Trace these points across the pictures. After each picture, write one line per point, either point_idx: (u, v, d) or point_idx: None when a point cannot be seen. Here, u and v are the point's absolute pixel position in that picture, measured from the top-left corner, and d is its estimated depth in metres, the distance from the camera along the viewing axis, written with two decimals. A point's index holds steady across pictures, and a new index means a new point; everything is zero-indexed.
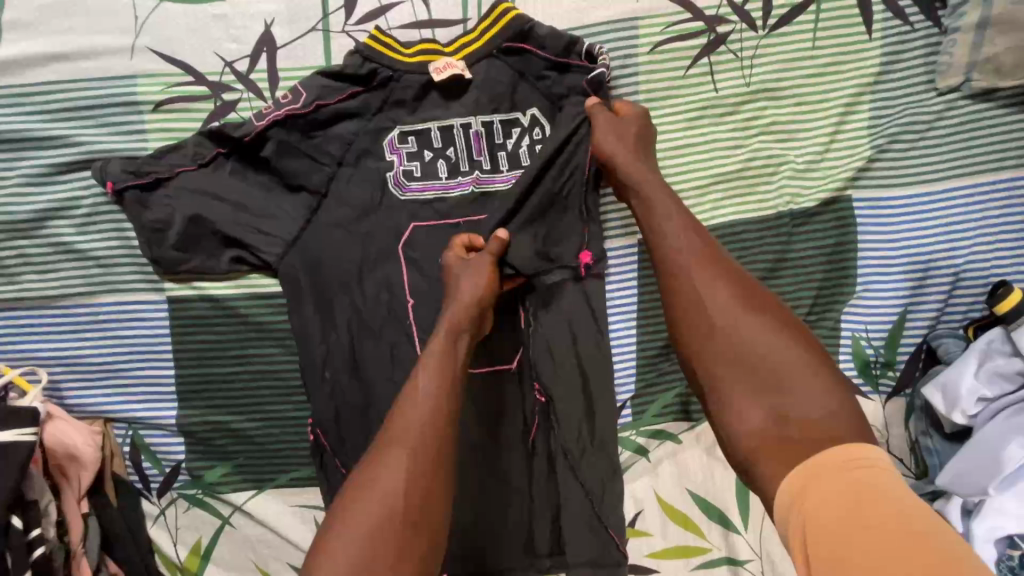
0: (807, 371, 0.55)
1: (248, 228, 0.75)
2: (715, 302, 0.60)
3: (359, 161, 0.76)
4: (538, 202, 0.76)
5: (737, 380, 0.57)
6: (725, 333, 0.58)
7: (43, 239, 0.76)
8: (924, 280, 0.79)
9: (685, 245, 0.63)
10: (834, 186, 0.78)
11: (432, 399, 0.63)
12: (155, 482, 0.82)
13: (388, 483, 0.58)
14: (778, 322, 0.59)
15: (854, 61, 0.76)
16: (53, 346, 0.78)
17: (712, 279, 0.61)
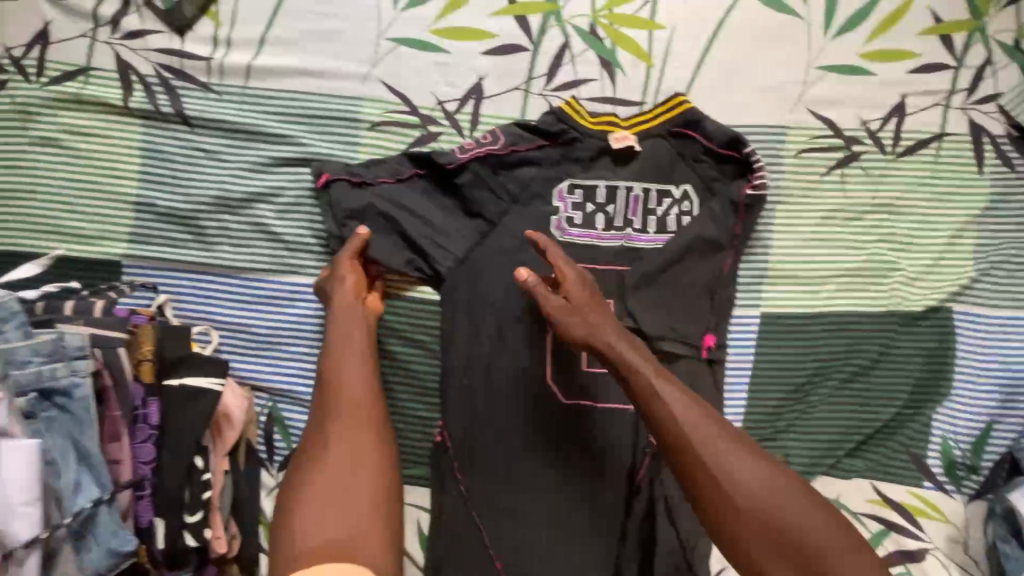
0: (813, 521, 0.63)
1: (428, 241, 0.85)
2: (726, 473, 0.66)
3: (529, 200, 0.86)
4: (679, 276, 0.86)
5: (764, 546, 0.63)
6: (743, 501, 0.64)
7: (245, 218, 0.86)
8: (1012, 396, 0.88)
9: (686, 414, 0.69)
10: (939, 296, 0.88)
11: (360, 376, 0.76)
12: (280, 454, 0.87)
13: (342, 453, 0.71)
14: (774, 482, 0.65)
15: (966, 194, 0.89)
16: (227, 312, 0.86)
17: (714, 446, 0.67)
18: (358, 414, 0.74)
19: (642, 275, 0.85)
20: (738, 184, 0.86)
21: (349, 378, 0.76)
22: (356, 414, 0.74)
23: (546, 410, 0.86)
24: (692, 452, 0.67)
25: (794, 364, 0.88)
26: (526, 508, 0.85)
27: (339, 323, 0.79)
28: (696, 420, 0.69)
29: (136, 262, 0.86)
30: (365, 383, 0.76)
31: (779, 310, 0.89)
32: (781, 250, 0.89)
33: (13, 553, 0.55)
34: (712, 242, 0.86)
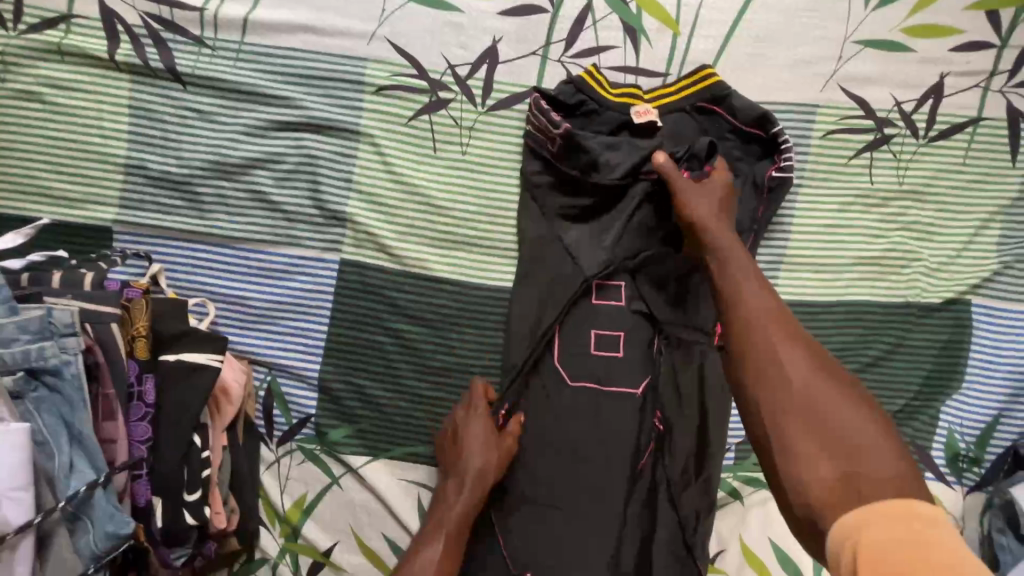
0: (869, 429, 0.48)
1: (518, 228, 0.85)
2: (783, 359, 0.54)
3: (615, 157, 0.81)
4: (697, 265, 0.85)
5: (798, 432, 0.50)
6: (787, 385, 0.52)
7: (242, 184, 0.82)
8: (1020, 392, 0.87)
9: (759, 307, 0.58)
10: (958, 289, 0.86)
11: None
12: (279, 430, 0.86)
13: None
14: (840, 386, 0.51)
15: (996, 183, 0.85)
16: (223, 283, 0.83)
17: (781, 336, 0.55)
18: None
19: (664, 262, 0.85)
20: (761, 166, 0.83)
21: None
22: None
23: (557, 397, 0.84)
24: (749, 338, 0.56)
25: None
26: (533, 492, 0.84)
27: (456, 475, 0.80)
28: (769, 314, 0.58)
29: (126, 228, 0.82)
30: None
31: (795, 297, 0.86)
32: (802, 235, 0.85)
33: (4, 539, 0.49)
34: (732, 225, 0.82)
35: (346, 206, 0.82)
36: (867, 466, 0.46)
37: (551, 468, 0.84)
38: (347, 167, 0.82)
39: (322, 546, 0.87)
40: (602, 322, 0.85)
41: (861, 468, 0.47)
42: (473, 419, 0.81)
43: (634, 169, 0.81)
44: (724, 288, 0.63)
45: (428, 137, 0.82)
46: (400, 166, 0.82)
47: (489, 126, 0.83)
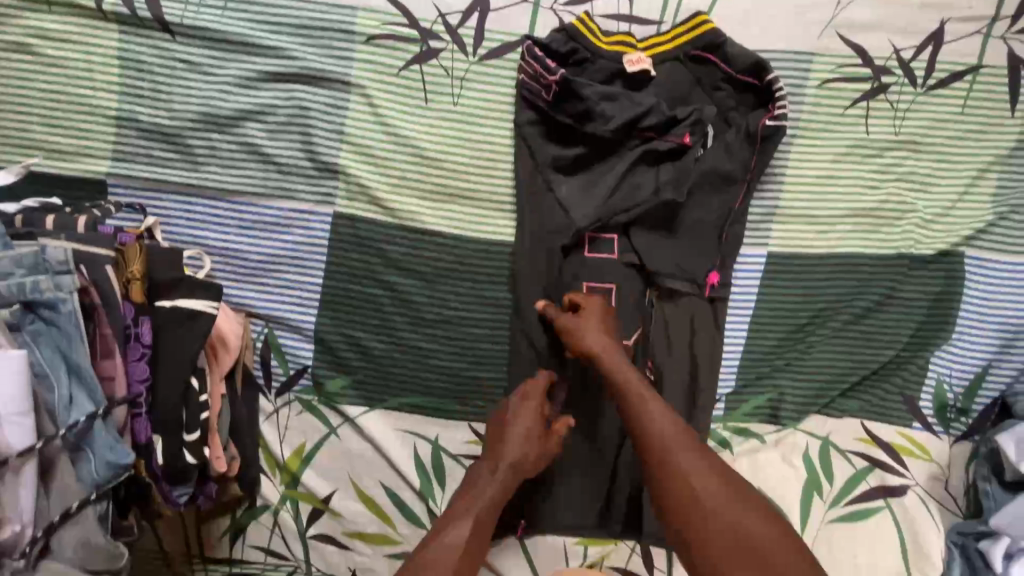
0: (760, 512, 0.64)
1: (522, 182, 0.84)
2: (685, 465, 0.66)
3: (611, 109, 0.80)
4: (691, 216, 0.84)
5: (717, 538, 0.62)
6: (706, 514, 0.63)
7: (234, 136, 0.82)
8: (1011, 343, 0.87)
9: (660, 417, 0.70)
10: (952, 240, 0.86)
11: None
12: (277, 381, 0.88)
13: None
14: (730, 486, 0.65)
15: (994, 132, 0.84)
16: (219, 236, 0.84)
17: (685, 457, 0.67)
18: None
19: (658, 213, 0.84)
20: (756, 114, 0.81)
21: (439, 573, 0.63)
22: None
23: (556, 351, 0.86)
24: (667, 466, 0.66)
25: (798, 304, 0.87)
26: None
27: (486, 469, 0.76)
28: (674, 439, 0.68)
29: (120, 180, 0.82)
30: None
31: (787, 249, 0.86)
32: (795, 187, 0.85)
33: (6, 462, 0.50)
34: (724, 176, 0.82)
35: (338, 158, 0.82)
36: (770, 552, 0.61)
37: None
38: (339, 118, 0.82)
39: (321, 494, 0.89)
40: (594, 275, 0.85)
41: None
42: (522, 412, 0.78)
43: (628, 122, 0.80)
44: (626, 384, 0.73)
45: (419, 88, 0.82)
46: (391, 117, 0.82)
47: (481, 76, 0.82)
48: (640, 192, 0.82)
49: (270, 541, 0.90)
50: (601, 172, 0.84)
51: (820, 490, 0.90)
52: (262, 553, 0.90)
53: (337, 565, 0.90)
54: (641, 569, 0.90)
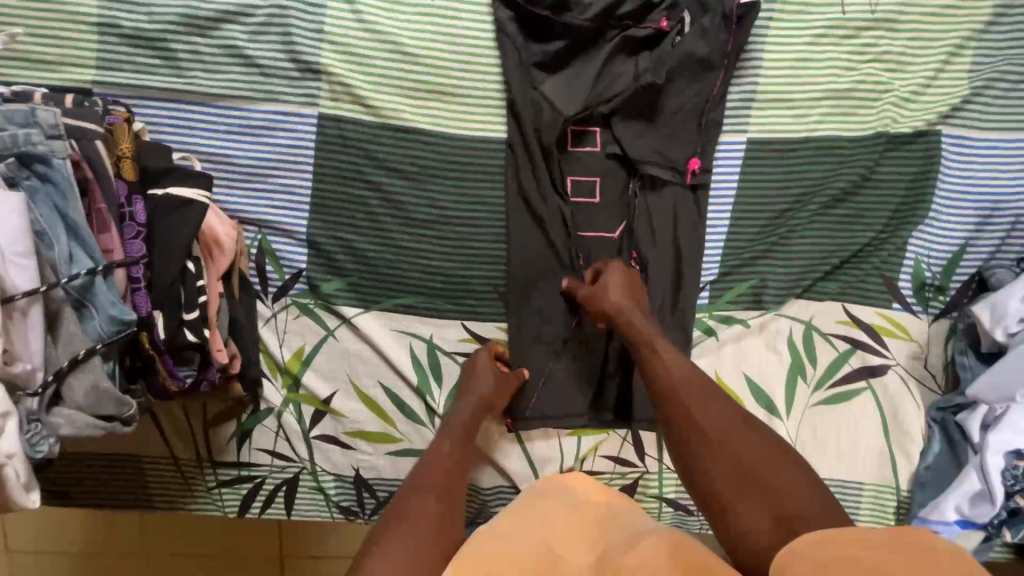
0: (776, 457, 0.67)
1: (509, 88, 0.85)
2: (702, 409, 0.72)
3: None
4: (672, 103, 0.86)
5: (726, 469, 0.67)
6: (716, 448, 0.68)
7: (216, 39, 0.83)
8: (987, 219, 0.89)
9: (682, 368, 0.77)
10: (928, 119, 0.87)
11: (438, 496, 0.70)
12: (273, 287, 0.90)
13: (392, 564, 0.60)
14: (747, 428, 0.69)
15: (969, 6, 0.85)
16: (207, 142, 0.85)
17: (703, 401, 0.72)
18: (426, 524, 0.65)
19: (641, 106, 0.86)
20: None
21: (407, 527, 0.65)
22: (429, 532, 0.65)
23: (545, 252, 0.90)
24: (685, 407, 0.73)
25: (778, 189, 0.88)
26: (523, 345, 0.92)
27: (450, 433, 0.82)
28: (694, 386, 0.74)
29: (107, 89, 0.83)
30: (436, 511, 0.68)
31: (766, 135, 0.88)
32: (772, 71, 0.86)
33: (11, 300, 0.54)
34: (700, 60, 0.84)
35: (319, 58, 0.83)
36: (778, 485, 0.64)
37: (544, 322, 0.91)
38: (320, 17, 0.83)
39: (322, 395, 0.92)
40: (578, 169, 0.89)
41: (788, 514, 0.61)
42: (480, 364, 0.88)
43: (606, 10, 0.82)
44: (647, 340, 0.80)
45: None
46: (370, 14, 0.83)
47: None
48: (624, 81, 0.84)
49: (276, 443, 0.93)
50: (581, 63, 0.85)
51: (803, 373, 0.93)
52: (268, 456, 0.94)
53: (342, 464, 0.94)
54: (633, 455, 0.94)
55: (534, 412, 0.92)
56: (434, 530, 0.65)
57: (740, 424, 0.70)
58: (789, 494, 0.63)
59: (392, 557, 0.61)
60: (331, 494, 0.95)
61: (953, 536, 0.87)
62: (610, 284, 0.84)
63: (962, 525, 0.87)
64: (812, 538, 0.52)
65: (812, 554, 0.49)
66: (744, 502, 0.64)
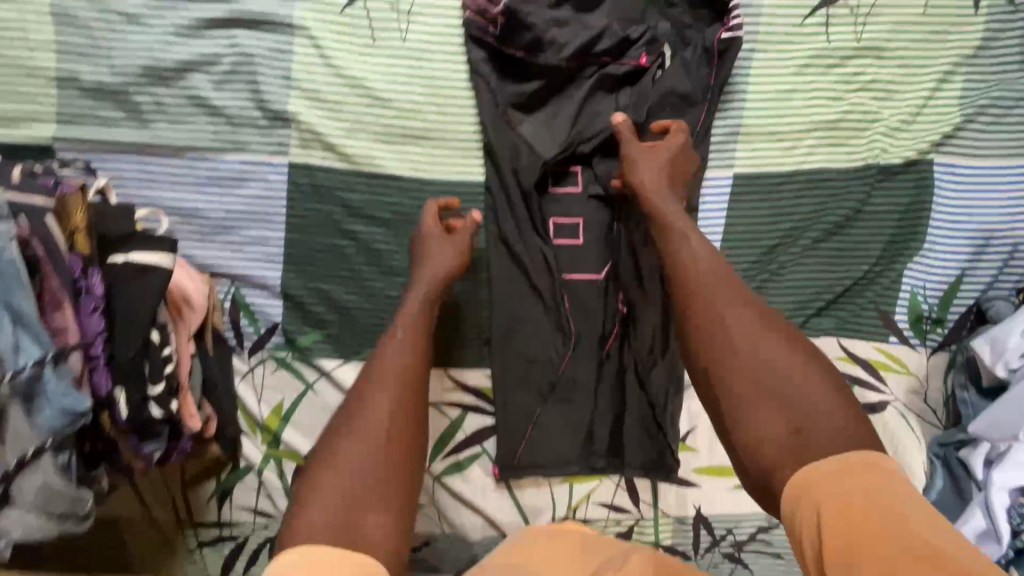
0: (805, 368, 0.58)
1: (489, 132, 0.82)
2: (729, 309, 0.62)
3: (561, 35, 0.80)
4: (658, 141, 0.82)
5: (745, 371, 0.59)
6: (735, 352, 0.60)
7: (179, 89, 0.79)
8: (983, 249, 0.87)
9: (705, 255, 0.66)
10: (920, 148, 0.84)
11: (391, 400, 0.64)
12: (248, 340, 0.87)
13: (325, 502, 0.56)
14: (777, 331, 0.60)
15: (958, 31, 0.82)
16: (174, 195, 0.82)
17: (732, 309, 0.62)
18: (370, 445, 0.60)
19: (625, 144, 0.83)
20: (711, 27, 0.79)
21: (350, 469, 0.59)
22: (371, 456, 0.60)
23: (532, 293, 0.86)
24: (704, 313, 0.63)
25: (767, 224, 0.86)
26: (509, 391, 0.88)
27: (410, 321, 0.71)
28: (719, 287, 0.64)
29: (67, 144, 0.80)
30: (382, 415, 0.62)
31: (753, 170, 0.85)
32: (757, 104, 0.83)
33: None
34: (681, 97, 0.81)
35: (288, 105, 0.80)
36: (800, 393, 0.56)
37: (530, 364, 0.88)
38: (285, 63, 0.79)
39: (302, 450, 0.89)
40: (560, 210, 0.86)
41: (812, 424, 0.55)
42: (432, 241, 0.78)
43: (582, 48, 0.80)
44: (670, 221, 0.71)
45: (366, 26, 0.80)
46: (338, 59, 0.80)
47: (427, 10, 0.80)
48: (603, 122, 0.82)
49: (258, 500, 0.90)
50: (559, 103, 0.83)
51: None
52: (250, 513, 0.90)
53: None
54: (628, 501, 0.91)
55: (522, 459, 0.89)
56: (382, 452, 0.60)
57: (771, 327, 0.60)
58: (813, 408, 0.56)
59: (329, 491, 0.57)
60: None
61: None
62: (655, 150, 0.77)
63: None
64: (829, 462, 0.52)
65: (827, 489, 0.50)
66: (763, 408, 0.57)
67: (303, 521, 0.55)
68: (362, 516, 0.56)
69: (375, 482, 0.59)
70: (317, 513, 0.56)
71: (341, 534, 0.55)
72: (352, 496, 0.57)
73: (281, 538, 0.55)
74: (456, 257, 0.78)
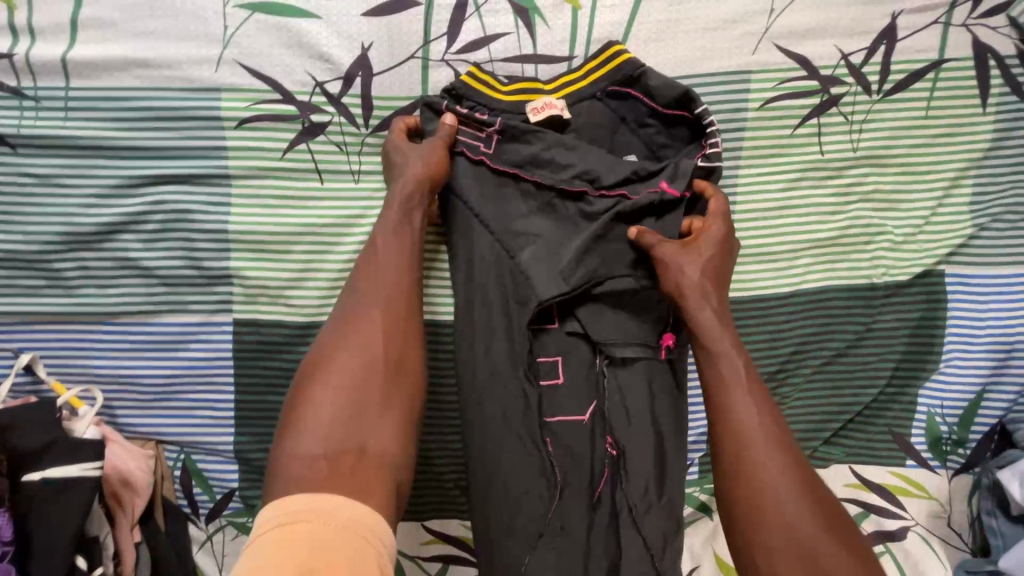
0: (844, 549, 0.53)
1: (471, 263, 0.74)
2: (772, 466, 0.56)
3: (562, 157, 0.72)
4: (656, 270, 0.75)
5: (781, 540, 0.53)
6: (783, 529, 0.54)
7: (105, 252, 0.72)
8: (1004, 363, 0.79)
9: (759, 427, 0.58)
10: (929, 261, 0.76)
11: (381, 323, 0.64)
12: (204, 508, 0.79)
13: (317, 438, 0.57)
14: (816, 495, 0.55)
15: (965, 133, 0.74)
16: (108, 364, 0.74)
17: (775, 465, 0.56)
18: (352, 386, 0.60)
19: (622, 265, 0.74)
20: (692, 149, 0.72)
21: (345, 361, 0.61)
22: (361, 369, 0.61)
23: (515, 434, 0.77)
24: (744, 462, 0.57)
25: (764, 351, 0.78)
26: (497, 542, 0.77)
27: (399, 214, 0.68)
28: (766, 439, 0.58)
29: None
30: (368, 343, 0.62)
31: (746, 294, 0.77)
32: (746, 224, 0.76)
33: None
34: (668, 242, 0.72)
35: (228, 262, 0.73)
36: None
37: (515, 514, 0.76)
38: (221, 217, 0.71)
39: None
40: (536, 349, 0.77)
41: None
42: (392, 146, 0.70)
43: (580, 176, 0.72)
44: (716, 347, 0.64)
45: (309, 170, 0.72)
46: (280, 207, 0.72)
47: (377, 148, 0.72)
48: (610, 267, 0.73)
49: None
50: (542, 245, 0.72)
51: None
52: None
53: None
54: None
55: None
56: (370, 356, 0.62)
57: (813, 497, 0.55)
58: None
59: (315, 428, 0.58)
60: None
61: None
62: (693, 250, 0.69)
63: None
64: None
65: None
66: None
67: (288, 470, 0.55)
68: (354, 444, 0.58)
69: (367, 406, 0.60)
70: (313, 443, 0.57)
71: (339, 448, 0.57)
72: (356, 384, 0.61)
73: (278, 443, 0.58)
74: (429, 169, 0.69)
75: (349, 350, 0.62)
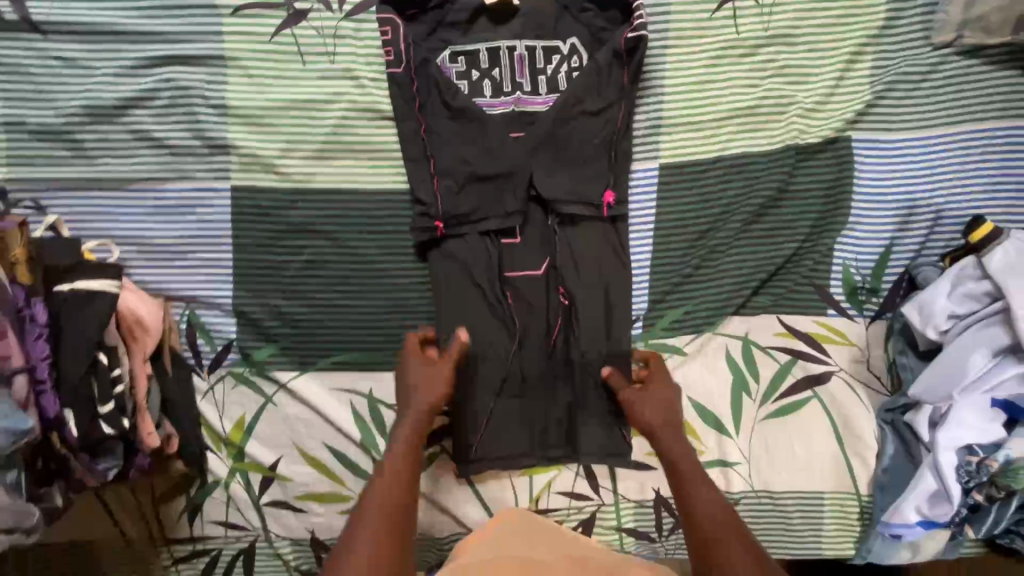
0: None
1: (430, 140, 0.86)
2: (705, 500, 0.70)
3: (505, 39, 0.86)
4: (600, 139, 0.87)
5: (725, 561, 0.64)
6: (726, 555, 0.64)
7: (122, 124, 0.83)
8: (910, 217, 0.89)
9: (703, 483, 0.73)
10: (836, 126, 0.87)
11: (388, 472, 0.73)
12: (207, 359, 0.90)
13: (353, 542, 0.65)
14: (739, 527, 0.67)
15: (862, 13, 0.86)
16: (123, 225, 0.85)
17: (708, 505, 0.69)
18: (383, 512, 0.68)
19: (562, 133, 0.86)
20: (620, 29, 0.85)
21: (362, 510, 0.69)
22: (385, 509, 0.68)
23: (481, 289, 0.88)
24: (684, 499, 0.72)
25: (696, 211, 0.89)
26: (467, 392, 0.89)
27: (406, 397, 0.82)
28: (700, 487, 0.72)
29: (18, 183, 0.83)
30: (392, 509, 0.69)
31: (678, 160, 0.88)
32: (675, 98, 0.87)
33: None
34: (597, 111, 0.86)
35: (226, 132, 0.84)
36: None
37: (483, 361, 0.89)
38: (220, 93, 0.83)
39: (267, 462, 0.92)
40: (489, 221, 0.88)
41: None
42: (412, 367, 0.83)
43: (523, 56, 0.87)
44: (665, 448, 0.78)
45: (294, 51, 0.84)
46: (270, 84, 0.84)
47: (353, 31, 0.85)
48: (555, 139, 0.86)
49: (228, 514, 0.93)
50: (494, 122, 0.86)
51: (748, 389, 0.93)
52: (222, 527, 0.93)
53: (296, 528, 0.93)
54: (588, 488, 0.93)
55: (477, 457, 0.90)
56: (385, 505, 0.69)
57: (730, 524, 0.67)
58: None
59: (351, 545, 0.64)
60: (289, 560, 0.94)
61: (918, 537, 0.87)
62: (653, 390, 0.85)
63: (926, 527, 0.87)
64: None
65: None
66: None
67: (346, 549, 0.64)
68: None
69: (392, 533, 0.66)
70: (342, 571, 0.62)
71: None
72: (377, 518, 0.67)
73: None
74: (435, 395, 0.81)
75: (378, 494, 0.70)
